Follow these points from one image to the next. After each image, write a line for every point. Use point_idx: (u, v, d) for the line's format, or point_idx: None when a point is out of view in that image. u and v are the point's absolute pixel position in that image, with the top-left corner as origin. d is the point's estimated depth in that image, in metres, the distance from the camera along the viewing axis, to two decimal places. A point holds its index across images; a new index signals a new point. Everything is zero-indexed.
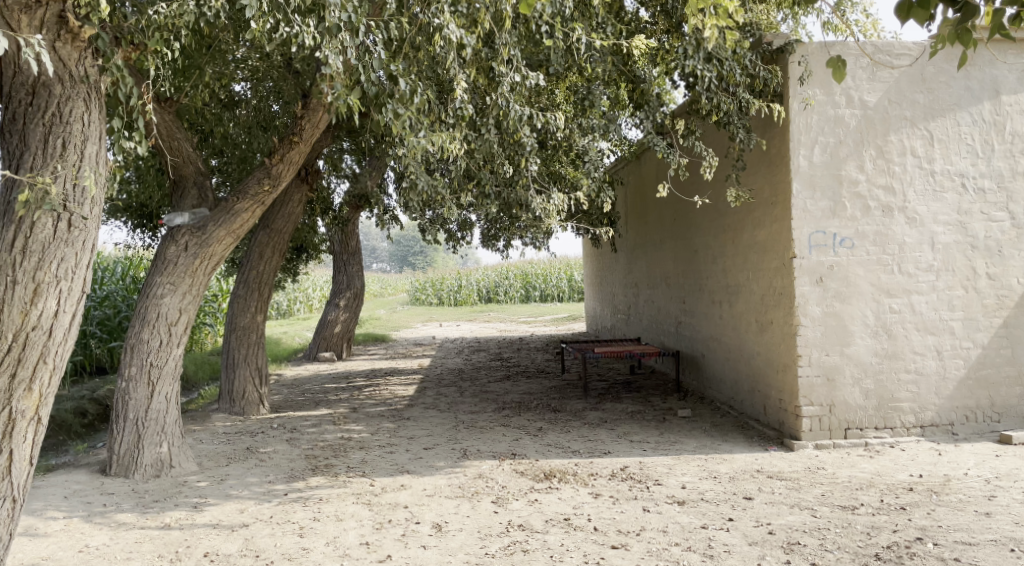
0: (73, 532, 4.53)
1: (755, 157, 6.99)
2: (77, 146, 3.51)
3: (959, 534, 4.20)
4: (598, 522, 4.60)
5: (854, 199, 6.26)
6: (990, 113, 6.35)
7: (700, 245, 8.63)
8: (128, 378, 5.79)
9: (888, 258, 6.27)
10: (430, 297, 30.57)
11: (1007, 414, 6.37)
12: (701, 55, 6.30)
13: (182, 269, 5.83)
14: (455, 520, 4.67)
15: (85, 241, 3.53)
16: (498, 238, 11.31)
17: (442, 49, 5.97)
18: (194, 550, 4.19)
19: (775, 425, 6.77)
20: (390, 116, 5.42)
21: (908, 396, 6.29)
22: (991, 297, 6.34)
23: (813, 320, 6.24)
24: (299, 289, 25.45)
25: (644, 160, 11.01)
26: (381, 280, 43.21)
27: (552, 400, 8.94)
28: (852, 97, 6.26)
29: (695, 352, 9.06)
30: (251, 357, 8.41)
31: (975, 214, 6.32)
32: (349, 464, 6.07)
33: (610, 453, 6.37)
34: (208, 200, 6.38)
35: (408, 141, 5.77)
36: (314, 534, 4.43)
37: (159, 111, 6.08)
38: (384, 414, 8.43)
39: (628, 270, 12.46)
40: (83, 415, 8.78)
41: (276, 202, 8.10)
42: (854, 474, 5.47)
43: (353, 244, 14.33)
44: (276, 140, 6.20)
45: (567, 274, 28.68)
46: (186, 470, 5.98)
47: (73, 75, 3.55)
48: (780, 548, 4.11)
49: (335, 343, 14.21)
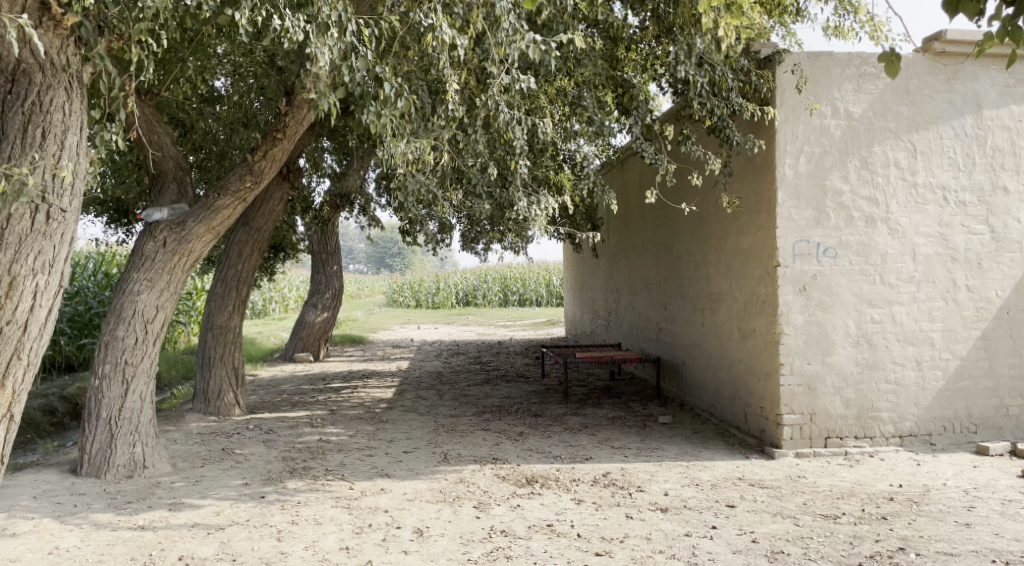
0: (43, 533, 4.39)
1: (741, 165, 7.00)
2: (57, 135, 3.43)
3: (941, 545, 4.21)
4: (582, 529, 4.55)
5: (837, 209, 6.30)
6: (972, 127, 6.42)
7: (683, 251, 8.66)
8: (101, 376, 5.65)
9: (870, 268, 6.31)
10: (408, 299, 30.40)
11: (984, 425, 6.43)
12: (692, 61, 6.45)
13: (159, 265, 5.70)
14: (437, 525, 4.60)
15: (64, 234, 3.49)
16: (479, 241, 11.25)
17: (432, 50, 5.95)
18: (169, 554, 4.08)
19: (755, 433, 6.79)
20: (371, 118, 5.40)
21: (888, 405, 6.33)
22: (970, 310, 6.41)
23: (796, 328, 6.26)
24: (275, 290, 25.14)
25: (629, 165, 11.00)
26: (358, 281, 42.85)
27: (532, 404, 8.89)
28: (838, 107, 6.31)
29: (677, 359, 9.05)
30: (228, 356, 8.28)
31: (956, 227, 6.40)
32: (328, 467, 5.97)
33: (592, 458, 6.33)
34: (187, 196, 6.30)
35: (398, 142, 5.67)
36: (292, 537, 4.33)
37: (138, 103, 6.04)
38: (362, 416, 8.33)
39: (609, 275, 12.46)
40: (52, 413, 8.56)
41: (256, 200, 7.96)
42: (835, 483, 5.49)
43: (332, 244, 14.16)
44: (257, 138, 6.13)
45: (546, 280, 28.73)
46: (160, 471, 5.82)
47: (55, 63, 3.47)
48: (764, 557, 4.09)
49: (312, 344, 14.02)
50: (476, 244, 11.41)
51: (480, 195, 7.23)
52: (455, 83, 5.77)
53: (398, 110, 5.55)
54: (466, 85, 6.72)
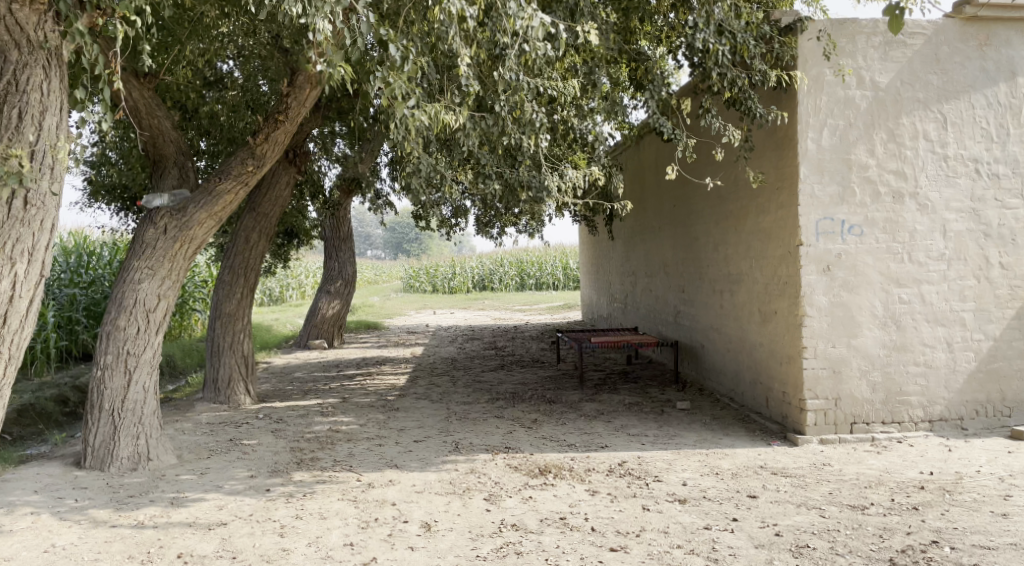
0: (40, 530, 4.27)
1: (762, 140, 6.70)
2: (34, 116, 3.60)
3: (976, 537, 3.97)
4: (596, 522, 4.36)
5: (863, 184, 6.01)
6: (1006, 96, 6.09)
7: (701, 232, 8.40)
8: (103, 367, 5.52)
9: (898, 245, 6.02)
10: (424, 285, 30.26)
11: (1018, 408, 6.16)
12: (712, 28, 6.10)
13: (160, 253, 5.56)
14: (446, 519, 4.43)
15: (43, 221, 3.67)
16: (494, 225, 11.02)
17: (443, 22, 5.69)
18: (167, 551, 3.96)
19: (777, 419, 6.56)
20: (380, 83, 5.13)
21: (917, 389, 6.07)
22: (1003, 289, 6.11)
23: (820, 310, 6.00)
24: (291, 276, 25.09)
25: (644, 144, 10.73)
26: (373, 266, 42.82)
27: (546, 390, 8.70)
28: (864, 77, 6.00)
29: (695, 342, 8.81)
30: (237, 345, 8.14)
31: (988, 201, 6.09)
32: (336, 458, 5.82)
33: (607, 447, 6.13)
34: (189, 182, 6.13)
35: (412, 106, 5.41)
36: (295, 533, 4.19)
37: (134, 85, 5.84)
38: (374, 404, 8.18)
39: (625, 259, 12.21)
40: (64, 403, 8.52)
41: (262, 185, 7.80)
42: (862, 471, 5.25)
43: (345, 229, 13.99)
44: (260, 120, 5.95)
45: (563, 263, 28.59)
46: (165, 463, 5.70)
47: (31, 40, 3.60)
48: (788, 552, 3.87)
49: (326, 331, 13.89)
50: (492, 228, 11.18)
51: (489, 176, 7.01)
52: (466, 55, 5.51)
53: (406, 75, 5.28)
54: (475, 61, 6.46)
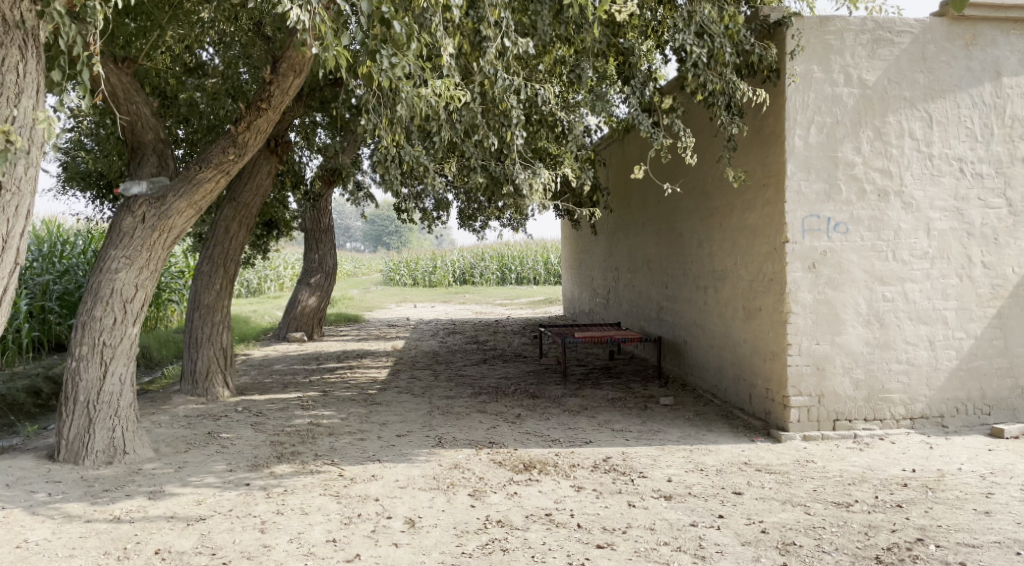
0: (12, 525, 4.15)
1: (746, 138, 6.71)
2: (9, 98, 3.49)
3: (961, 535, 3.99)
4: (582, 519, 4.33)
5: (849, 182, 6.02)
6: (991, 96, 6.12)
7: (686, 227, 8.39)
8: (78, 357, 5.38)
9: (882, 243, 6.05)
10: (404, 278, 30.05)
11: (998, 406, 6.22)
12: (692, 29, 6.14)
13: (138, 242, 5.42)
14: (430, 515, 4.37)
15: (18, 208, 3.57)
16: (477, 218, 10.95)
17: (429, 10, 5.59)
18: (145, 547, 3.86)
19: (760, 415, 6.58)
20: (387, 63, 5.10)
21: (899, 386, 6.10)
22: (985, 288, 6.16)
23: (804, 307, 6.01)
24: (270, 268, 24.77)
25: (629, 139, 10.70)
26: (353, 258, 42.45)
27: (529, 385, 8.65)
28: (851, 75, 6.01)
29: (678, 338, 8.82)
30: (216, 337, 8.00)
31: (972, 200, 6.12)
32: (317, 452, 5.73)
33: (591, 442, 6.11)
34: (169, 169, 5.99)
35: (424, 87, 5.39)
36: (276, 529, 4.11)
37: (111, 69, 5.73)
38: (355, 398, 8.09)
39: (608, 253, 12.20)
40: (37, 395, 8.33)
41: (242, 175, 7.66)
42: (846, 468, 5.26)
43: (325, 221, 13.79)
44: (241, 108, 5.82)
45: (544, 257, 28.56)
46: (142, 457, 5.57)
47: (8, 19, 3.48)
48: (775, 550, 3.86)
49: (305, 323, 13.73)
50: (474, 221, 11.11)
51: (474, 169, 6.92)
52: (449, 46, 5.42)
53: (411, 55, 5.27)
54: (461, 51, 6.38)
